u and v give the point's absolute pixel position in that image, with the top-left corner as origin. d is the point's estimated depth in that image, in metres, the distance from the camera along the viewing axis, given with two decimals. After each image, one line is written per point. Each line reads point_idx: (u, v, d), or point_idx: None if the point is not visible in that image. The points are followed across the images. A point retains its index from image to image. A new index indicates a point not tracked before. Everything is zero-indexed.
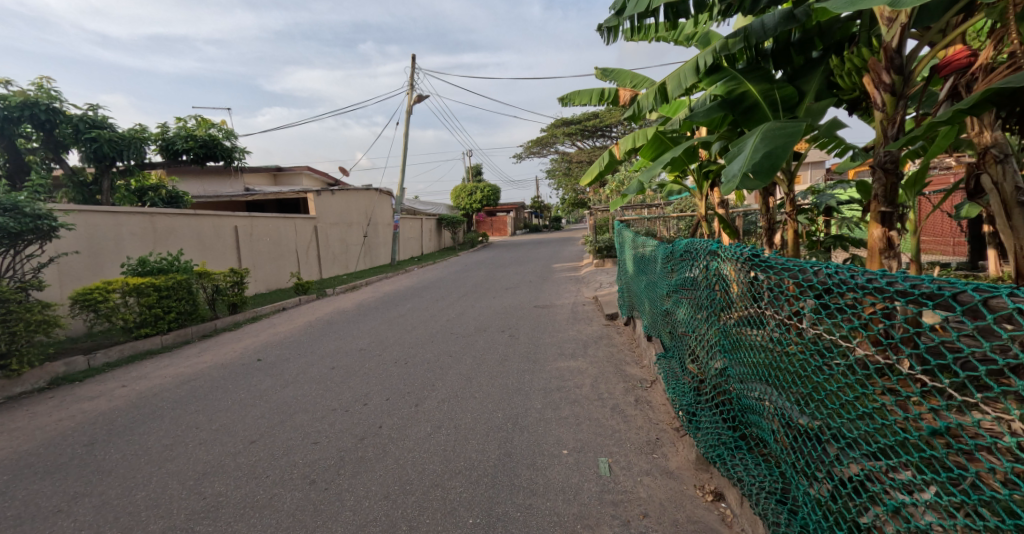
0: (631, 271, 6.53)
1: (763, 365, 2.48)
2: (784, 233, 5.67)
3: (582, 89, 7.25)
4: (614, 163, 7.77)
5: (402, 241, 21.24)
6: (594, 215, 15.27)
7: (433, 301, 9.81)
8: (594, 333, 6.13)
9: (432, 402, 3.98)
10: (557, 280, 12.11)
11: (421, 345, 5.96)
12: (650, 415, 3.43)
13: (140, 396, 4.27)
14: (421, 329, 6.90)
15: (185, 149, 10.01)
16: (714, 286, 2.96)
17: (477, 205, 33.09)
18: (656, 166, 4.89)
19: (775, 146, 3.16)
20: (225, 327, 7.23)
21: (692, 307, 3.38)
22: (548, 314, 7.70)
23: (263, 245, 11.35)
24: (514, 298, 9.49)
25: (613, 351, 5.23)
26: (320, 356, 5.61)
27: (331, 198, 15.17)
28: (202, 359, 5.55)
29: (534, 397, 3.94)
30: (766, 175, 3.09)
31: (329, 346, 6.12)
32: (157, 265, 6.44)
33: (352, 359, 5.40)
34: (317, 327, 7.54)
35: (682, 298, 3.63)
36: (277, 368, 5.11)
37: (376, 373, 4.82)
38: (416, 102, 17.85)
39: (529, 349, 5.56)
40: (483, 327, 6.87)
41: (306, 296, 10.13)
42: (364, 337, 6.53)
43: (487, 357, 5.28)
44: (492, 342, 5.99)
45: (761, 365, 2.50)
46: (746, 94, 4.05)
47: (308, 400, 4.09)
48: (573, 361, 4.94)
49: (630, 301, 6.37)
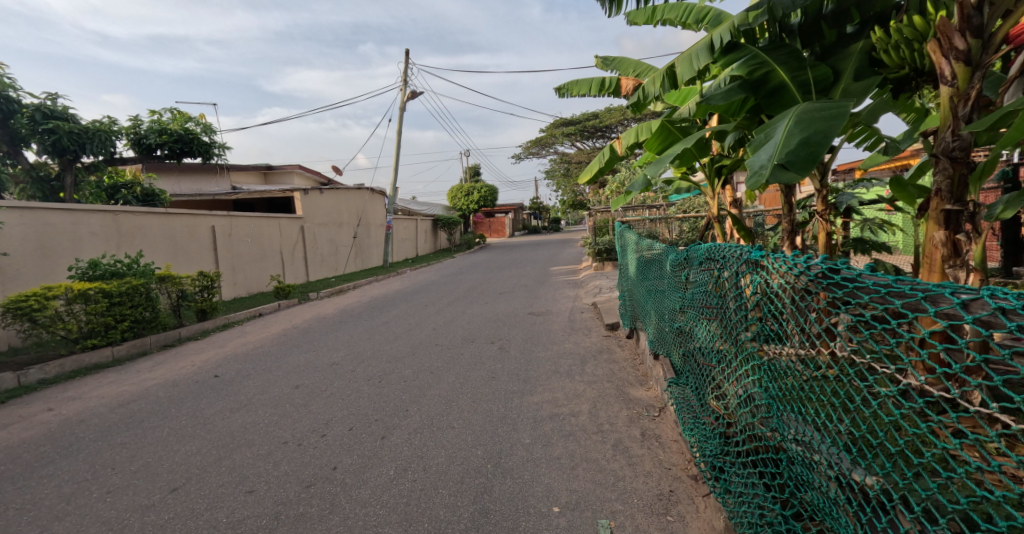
0: (634, 276, 5.94)
1: (802, 405, 1.93)
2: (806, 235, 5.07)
3: (581, 78, 6.69)
4: (615, 159, 7.18)
5: (396, 242, 20.65)
6: (595, 216, 14.67)
7: (421, 306, 9.21)
8: (593, 347, 5.52)
9: (401, 434, 3.39)
10: (554, 284, 11.51)
11: (400, 359, 5.37)
12: (660, 458, 2.82)
13: (63, 423, 3.69)
14: (404, 340, 6.31)
15: (158, 144, 9.43)
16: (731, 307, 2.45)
17: (475, 206, 32.52)
18: (664, 160, 4.29)
19: (816, 131, 2.46)
20: (191, 336, 6.65)
21: (705, 328, 2.86)
22: (543, 323, 7.11)
23: (243, 246, 10.77)
24: (508, 304, 8.91)
25: (614, 369, 4.64)
26: (286, 371, 5.02)
27: (319, 197, 14.58)
28: (153, 375, 4.95)
29: (521, 429, 3.34)
30: (805, 166, 2.38)
31: (300, 359, 5.53)
32: (111, 269, 5.87)
33: (321, 376, 4.81)
34: (293, 336, 6.96)
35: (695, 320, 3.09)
36: (234, 386, 4.53)
37: (343, 395, 4.22)
38: (410, 97, 17.27)
39: (520, 365, 4.96)
40: (471, 338, 6.28)
41: (287, 300, 9.55)
42: (339, 349, 5.94)
43: (472, 375, 4.69)
44: (479, 356, 5.40)
45: (794, 401, 1.98)
46: (771, 75, 3.45)
47: (256, 429, 3.50)
48: (569, 382, 4.34)
49: (633, 310, 5.78)
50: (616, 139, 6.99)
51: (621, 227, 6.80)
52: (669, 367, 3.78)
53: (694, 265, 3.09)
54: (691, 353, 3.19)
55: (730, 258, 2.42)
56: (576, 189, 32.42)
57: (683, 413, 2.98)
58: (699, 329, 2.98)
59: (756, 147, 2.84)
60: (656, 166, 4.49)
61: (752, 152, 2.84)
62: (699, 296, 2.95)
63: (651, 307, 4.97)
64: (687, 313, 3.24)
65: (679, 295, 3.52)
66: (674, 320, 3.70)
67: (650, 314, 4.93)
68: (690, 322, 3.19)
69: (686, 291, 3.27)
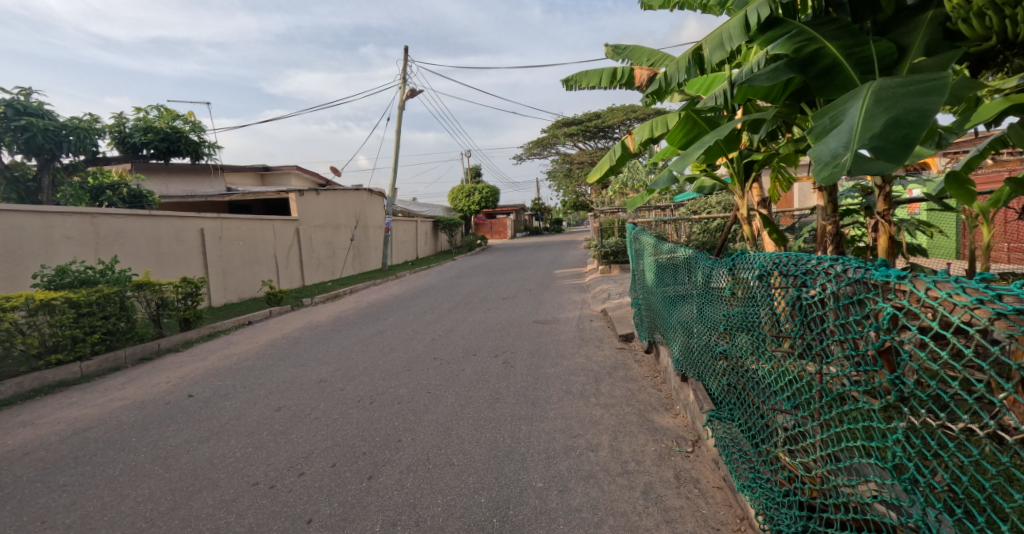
0: (651, 283, 5.50)
1: (913, 470, 1.52)
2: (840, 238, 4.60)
3: (590, 69, 6.24)
4: (628, 157, 6.70)
5: (395, 245, 20.19)
6: (600, 217, 14.19)
7: (419, 313, 8.73)
8: (606, 362, 5.02)
9: (392, 472, 2.91)
10: (559, 288, 11.02)
11: (396, 375, 4.89)
12: (704, 513, 2.37)
13: (5, 457, 3.21)
14: (400, 353, 5.83)
15: (144, 142, 8.97)
16: (805, 342, 2.07)
17: (475, 208, 32.08)
18: (691, 154, 3.80)
19: (905, 110, 2.08)
20: (171, 347, 6.18)
21: (763, 356, 2.45)
22: (550, 333, 6.63)
23: (234, 249, 10.34)
24: (512, 311, 8.42)
25: (633, 390, 4.15)
26: (269, 389, 4.53)
27: (316, 198, 14.12)
28: (121, 393, 4.47)
29: (532, 468, 2.88)
30: (902, 150, 1.99)
31: (286, 375, 5.04)
32: (81, 276, 5.39)
33: (306, 396, 4.34)
34: (282, 346, 6.47)
35: (745, 349, 2.70)
36: (210, 408, 4.04)
37: (329, 421, 3.75)
38: (409, 96, 16.83)
39: (527, 384, 4.46)
40: (473, 351, 5.79)
41: (278, 307, 9.10)
42: (330, 363, 5.46)
43: (474, 396, 4.22)
44: (482, 372, 4.91)
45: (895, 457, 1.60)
46: (822, 51, 2.95)
47: (226, 464, 3.03)
48: (583, 406, 3.85)
49: (650, 321, 5.33)
50: (628, 135, 6.52)
51: (637, 229, 6.28)
52: (703, 393, 3.29)
53: (745, 280, 2.67)
54: (741, 383, 2.76)
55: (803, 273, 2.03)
56: (578, 190, 31.96)
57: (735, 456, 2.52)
58: (755, 356, 2.57)
59: (817, 135, 2.42)
60: (680, 160, 3.99)
61: (813, 139, 2.41)
62: (756, 317, 2.53)
63: (674, 318, 4.46)
64: (735, 338, 2.82)
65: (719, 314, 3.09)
66: (710, 342, 3.27)
67: (674, 328, 4.41)
68: (740, 347, 2.76)
69: (732, 311, 2.85)
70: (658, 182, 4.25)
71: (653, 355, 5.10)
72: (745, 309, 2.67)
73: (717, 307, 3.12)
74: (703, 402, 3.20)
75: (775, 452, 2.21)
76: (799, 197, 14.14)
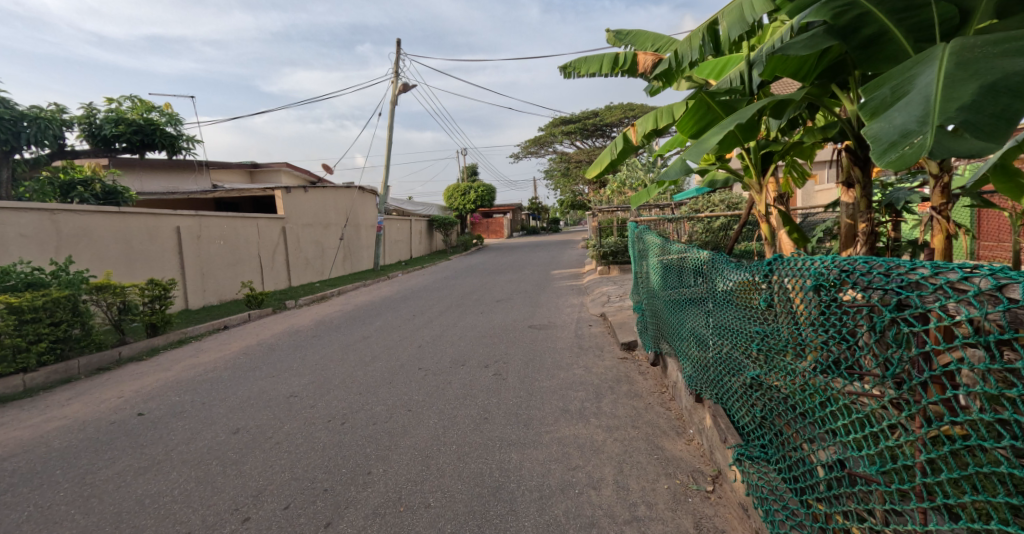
0: (656, 287, 5.06)
1: None
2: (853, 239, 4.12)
3: (591, 55, 5.78)
4: (629, 151, 6.25)
5: (388, 244, 19.70)
6: (598, 216, 13.74)
7: (409, 317, 8.25)
8: (607, 375, 4.55)
9: (355, 518, 2.44)
10: (556, 290, 10.56)
11: (375, 390, 4.41)
12: None
13: None
14: (382, 363, 5.35)
15: (115, 135, 8.44)
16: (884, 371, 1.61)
17: (471, 207, 31.61)
18: (709, 142, 3.31)
19: (1000, 73, 1.67)
20: (134, 355, 5.68)
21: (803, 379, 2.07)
22: (546, 339, 6.16)
23: (215, 249, 9.84)
24: (506, 315, 7.96)
25: (639, 409, 3.69)
26: (231, 405, 4.03)
27: (304, 196, 13.62)
28: (63, 410, 3.97)
29: (522, 513, 2.42)
30: (1005, 124, 1.58)
31: (253, 388, 4.54)
32: (28, 278, 4.88)
33: (272, 414, 3.86)
34: (257, 353, 5.97)
35: (780, 369, 2.27)
36: (159, 430, 3.54)
37: (292, 446, 3.28)
38: (401, 90, 16.30)
39: (520, 402, 3.98)
40: (463, 360, 5.32)
41: (259, 310, 8.62)
42: (304, 374, 4.96)
43: (460, 415, 3.75)
44: (471, 386, 4.43)
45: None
46: (869, 15, 2.50)
47: (158, 506, 2.54)
48: (583, 430, 3.37)
49: (655, 328, 4.89)
50: (630, 127, 6.07)
51: (640, 228, 5.80)
52: (724, 422, 2.79)
53: (780, 289, 2.26)
54: (769, 407, 2.39)
55: (866, 285, 1.63)
56: (575, 189, 31.56)
57: (770, 501, 2.14)
58: (792, 378, 2.18)
59: (873, 110, 1.97)
60: (695, 148, 3.53)
61: (869, 117, 1.96)
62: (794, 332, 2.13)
63: (684, 326, 3.99)
64: (763, 355, 2.43)
65: (741, 326, 2.69)
66: (728, 356, 2.87)
67: (684, 338, 3.95)
68: (770, 366, 2.37)
69: (760, 323, 2.44)
70: (669, 173, 3.78)
71: (659, 367, 4.63)
72: (780, 323, 2.26)
73: (740, 317, 2.71)
74: (725, 432, 2.71)
75: (821, 496, 1.86)
76: (802, 197, 13.75)
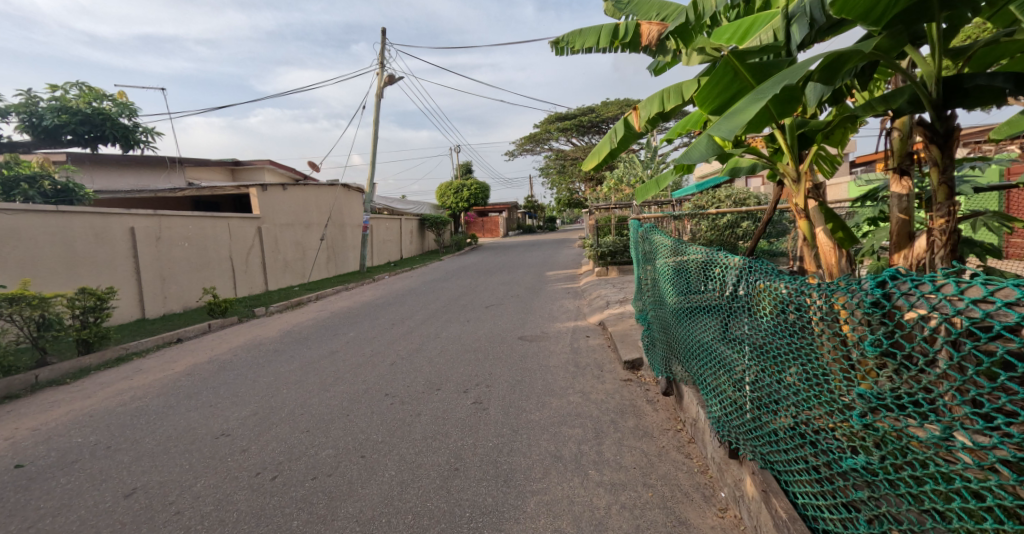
0: (662, 295, 4.38)
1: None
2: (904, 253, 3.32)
3: (586, 27, 5.00)
4: (630, 138, 5.48)
5: (377, 244, 18.89)
6: (595, 214, 12.97)
7: (386, 327, 7.45)
8: (608, 406, 3.78)
9: None
10: (551, 294, 9.79)
11: (325, 426, 3.60)
12: None
13: None
14: (345, 387, 4.56)
15: (58, 126, 7.59)
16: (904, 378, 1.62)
17: (464, 205, 30.80)
18: (748, 112, 2.51)
19: None
20: (57, 379, 4.87)
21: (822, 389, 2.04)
22: (538, 355, 5.38)
23: (179, 251, 9.04)
24: (495, 324, 7.17)
25: (650, 456, 2.95)
26: (140, 450, 3.19)
27: (282, 194, 12.78)
28: None
29: None
30: None
31: (180, 421, 3.72)
32: None
33: (188, 461, 3.06)
34: (203, 373, 5.15)
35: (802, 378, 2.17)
36: (33, 490, 2.75)
37: (196, 515, 2.49)
38: (387, 83, 15.49)
39: (502, 446, 3.19)
40: (438, 384, 4.52)
41: (223, 319, 7.82)
42: (248, 402, 4.15)
43: (425, 464, 2.99)
44: (444, 422, 3.63)
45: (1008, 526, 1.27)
46: None
47: None
48: (579, 491, 2.60)
49: (665, 349, 4.09)
50: (631, 111, 5.27)
51: (644, 227, 5.01)
52: (783, 510, 2.00)
53: (814, 311, 2.01)
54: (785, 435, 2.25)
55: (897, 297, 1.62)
56: (571, 187, 30.81)
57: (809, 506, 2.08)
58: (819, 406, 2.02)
59: None
60: (723, 121, 2.74)
61: None
62: (826, 361, 1.93)
63: (695, 342, 3.39)
64: (785, 380, 2.24)
65: (761, 344, 2.48)
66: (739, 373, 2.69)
67: (699, 357, 3.29)
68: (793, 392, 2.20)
69: (782, 345, 2.23)
70: (689, 156, 2.97)
71: (672, 397, 3.82)
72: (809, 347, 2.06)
73: (755, 329, 2.54)
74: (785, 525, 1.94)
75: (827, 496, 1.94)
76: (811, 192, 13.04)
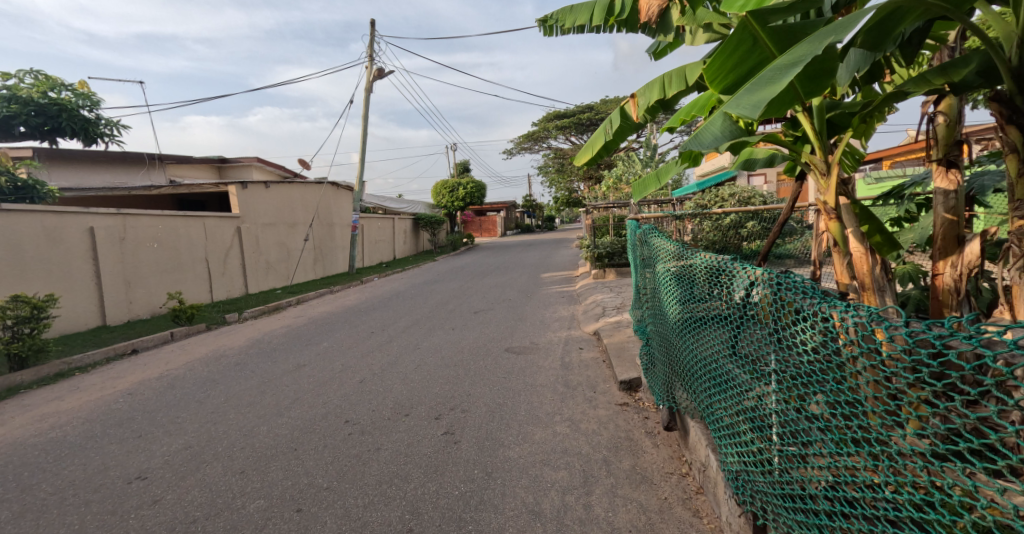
0: (662, 305, 3.89)
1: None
2: (955, 267, 2.71)
3: (577, 3, 4.45)
4: (627, 129, 4.94)
5: (368, 245, 18.31)
6: (592, 214, 12.43)
7: (365, 336, 6.88)
8: (600, 439, 3.21)
9: None
10: (545, 298, 9.24)
11: (264, 465, 3.04)
12: None
13: None
14: (301, 411, 4.00)
15: (8, 118, 7.03)
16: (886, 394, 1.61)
17: (460, 204, 30.24)
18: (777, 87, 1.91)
19: None
20: None
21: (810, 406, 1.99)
22: (524, 371, 4.81)
23: (146, 253, 8.48)
24: (481, 332, 6.61)
25: (651, 515, 2.40)
26: (28, 503, 2.63)
27: (264, 193, 12.20)
28: None
29: None
30: None
31: (95, 458, 3.17)
32: None
33: (80, 516, 2.51)
34: (147, 392, 4.59)
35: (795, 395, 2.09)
36: None
37: None
38: (376, 77, 14.90)
39: (469, 496, 2.63)
40: (407, 409, 3.95)
41: (189, 327, 7.27)
42: (185, 432, 3.59)
43: (371, 522, 2.43)
44: (406, 461, 3.07)
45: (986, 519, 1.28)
46: None
47: None
48: None
49: (666, 371, 3.57)
50: (628, 99, 4.73)
51: (643, 229, 4.42)
52: None
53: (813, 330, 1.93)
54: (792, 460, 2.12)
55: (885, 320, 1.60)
56: (570, 186, 30.17)
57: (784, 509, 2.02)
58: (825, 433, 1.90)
59: None
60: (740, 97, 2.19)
61: None
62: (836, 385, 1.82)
63: (695, 358, 2.98)
64: (798, 403, 2.03)
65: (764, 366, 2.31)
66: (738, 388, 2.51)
67: (699, 378, 2.90)
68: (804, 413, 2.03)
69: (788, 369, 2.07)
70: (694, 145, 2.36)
71: (674, 432, 3.25)
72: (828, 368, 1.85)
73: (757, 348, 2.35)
74: None
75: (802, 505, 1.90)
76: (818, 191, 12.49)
